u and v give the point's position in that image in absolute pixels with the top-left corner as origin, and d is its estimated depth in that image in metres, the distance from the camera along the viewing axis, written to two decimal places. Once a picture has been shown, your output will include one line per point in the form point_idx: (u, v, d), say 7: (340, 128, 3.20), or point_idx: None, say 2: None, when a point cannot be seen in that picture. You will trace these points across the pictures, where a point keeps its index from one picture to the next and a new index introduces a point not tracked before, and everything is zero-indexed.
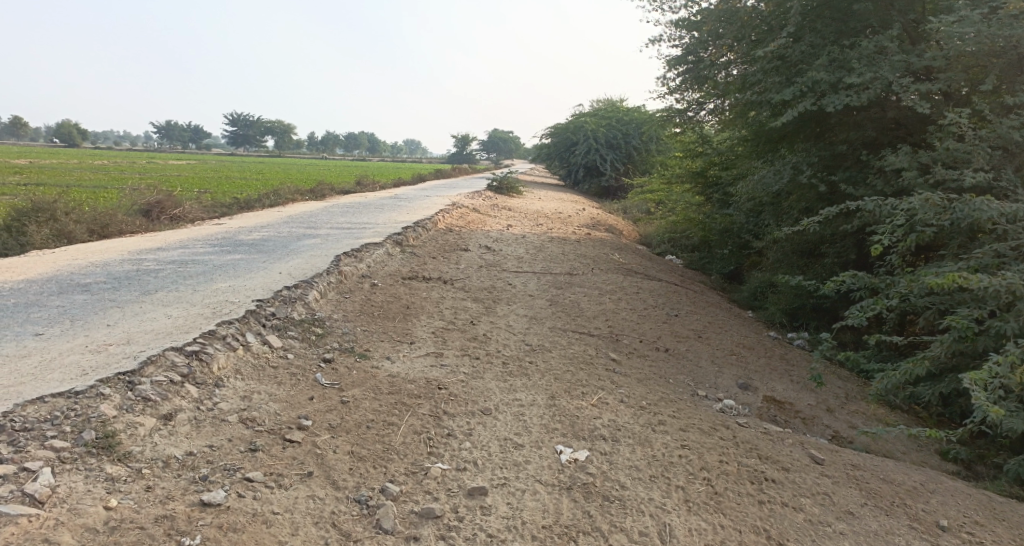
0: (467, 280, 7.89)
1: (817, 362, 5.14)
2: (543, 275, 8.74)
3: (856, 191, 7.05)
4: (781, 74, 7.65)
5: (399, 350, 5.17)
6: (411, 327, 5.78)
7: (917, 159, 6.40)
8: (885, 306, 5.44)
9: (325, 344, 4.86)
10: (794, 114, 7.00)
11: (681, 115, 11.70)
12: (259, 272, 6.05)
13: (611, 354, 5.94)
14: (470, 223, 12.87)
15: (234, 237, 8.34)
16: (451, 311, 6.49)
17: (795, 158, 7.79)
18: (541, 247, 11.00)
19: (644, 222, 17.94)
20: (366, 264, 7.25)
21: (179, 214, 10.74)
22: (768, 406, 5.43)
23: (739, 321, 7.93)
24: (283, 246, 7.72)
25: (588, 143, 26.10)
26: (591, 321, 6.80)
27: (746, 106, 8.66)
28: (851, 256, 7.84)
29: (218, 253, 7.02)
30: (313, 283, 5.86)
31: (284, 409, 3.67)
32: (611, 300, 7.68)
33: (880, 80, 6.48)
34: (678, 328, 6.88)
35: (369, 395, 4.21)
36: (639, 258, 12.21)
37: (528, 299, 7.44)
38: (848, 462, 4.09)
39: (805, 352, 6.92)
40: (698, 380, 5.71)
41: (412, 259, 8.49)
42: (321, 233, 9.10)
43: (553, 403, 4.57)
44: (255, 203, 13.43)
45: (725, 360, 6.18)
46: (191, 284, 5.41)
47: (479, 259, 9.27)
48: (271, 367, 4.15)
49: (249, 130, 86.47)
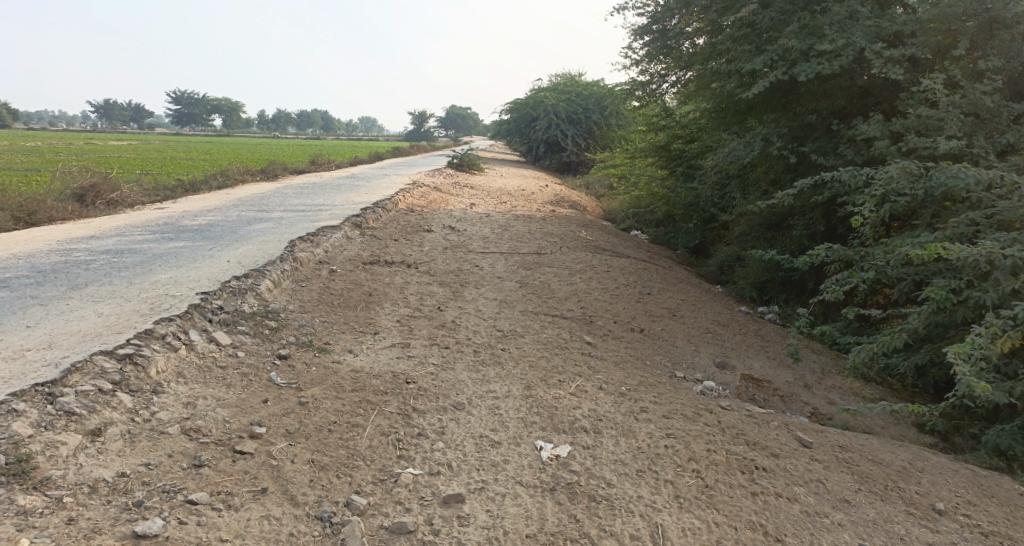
0: (431, 263, 7.53)
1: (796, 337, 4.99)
2: (511, 255, 8.44)
3: (827, 162, 6.93)
4: (750, 41, 7.42)
5: (363, 342, 4.82)
6: (375, 316, 5.43)
7: (889, 128, 6.29)
8: (862, 279, 5.31)
9: (280, 339, 4.46)
10: (764, 83, 6.81)
11: (643, 88, 11.49)
12: (205, 261, 5.59)
13: (586, 337, 5.70)
14: (432, 202, 12.45)
15: (178, 222, 7.76)
16: (417, 298, 6.14)
17: (765, 130, 7.62)
18: (506, 226, 10.69)
19: (607, 198, 17.72)
20: (323, 249, 6.82)
21: (117, 199, 10.03)
22: (746, 384, 5.28)
23: (711, 298, 7.79)
24: (233, 232, 7.22)
25: (548, 118, 25.67)
26: (563, 303, 6.55)
27: (712, 76, 8.46)
28: (820, 228, 7.76)
29: (160, 241, 6.49)
30: (265, 272, 5.43)
31: (234, 416, 3.30)
32: (582, 280, 7.43)
33: (851, 46, 6.30)
34: (651, 307, 6.68)
35: (330, 394, 3.87)
36: (606, 235, 12.01)
37: (496, 281, 7.13)
38: (836, 444, 3.95)
39: (778, 328, 6.82)
40: (676, 361, 5.52)
41: (372, 241, 8.07)
42: (274, 217, 8.57)
43: (529, 394, 4.30)
44: (201, 186, 12.68)
45: (701, 339, 6.01)
46: (127, 276, 4.92)
47: (443, 240, 8.90)
48: (219, 367, 3.76)
49: (196, 109, 82.99)
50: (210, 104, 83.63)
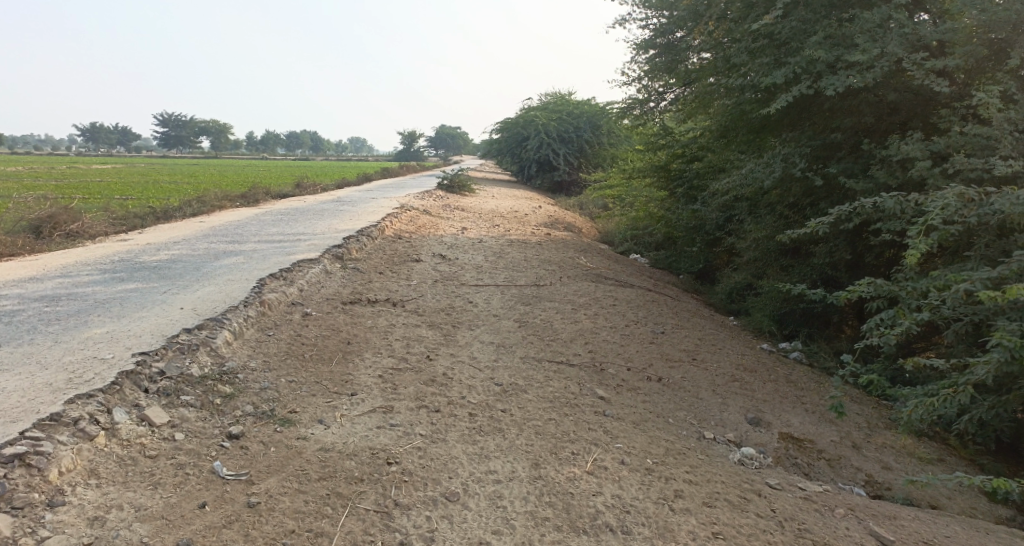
0: (420, 300, 6.76)
1: (840, 390, 4.23)
2: (507, 288, 7.70)
3: (856, 185, 6.27)
4: (769, 54, 6.77)
5: (336, 409, 4.02)
6: (352, 372, 4.62)
7: (929, 147, 5.65)
8: (914, 320, 4.54)
9: (234, 410, 3.67)
10: (785, 100, 6.18)
11: (641, 106, 10.95)
12: (153, 309, 4.81)
13: (597, 391, 4.93)
14: (421, 227, 11.73)
15: (135, 258, 6.99)
16: (402, 345, 5.35)
17: (784, 150, 6.97)
18: (501, 253, 9.97)
19: (603, 219, 17.07)
20: (297, 288, 6.06)
21: (77, 229, 9.24)
22: (786, 445, 4.54)
23: (729, 334, 7.06)
24: (195, 269, 6.44)
25: (540, 138, 25.09)
26: (568, 346, 5.79)
27: (723, 92, 7.84)
28: (845, 256, 7.08)
29: (108, 282, 5.72)
30: (224, 321, 4.65)
31: (155, 536, 2.53)
32: (587, 317, 6.67)
33: (887, 56, 5.69)
34: (668, 350, 5.93)
35: (291, 486, 3.07)
36: (606, 260, 11.31)
37: (492, 321, 6.37)
38: (918, 537, 3.20)
39: (808, 370, 6.09)
40: (701, 419, 4.77)
41: (354, 275, 7.33)
42: (246, 248, 7.82)
43: (537, 475, 3.53)
44: (175, 213, 11.92)
45: (728, 388, 5.26)
46: (53, 332, 4.15)
47: (433, 272, 8.15)
48: (146, 459, 2.98)
49: (182, 131, 82.16)
50: (197, 126, 83.00)
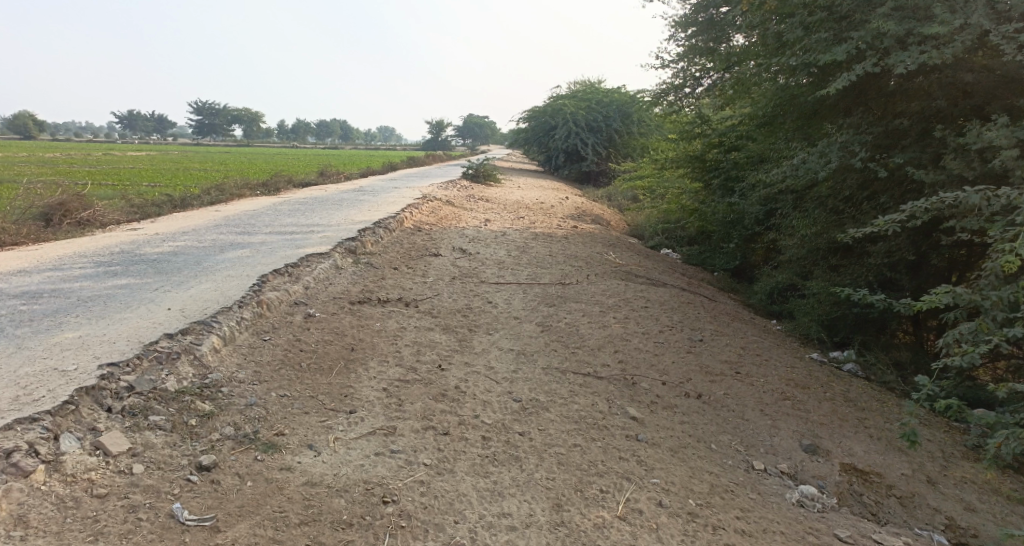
0: (435, 299, 6.23)
1: (913, 417, 3.53)
2: (530, 286, 7.14)
3: (924, 178, 5.56)
4: (828, 29, 6.06)
5: (331, 431, 3.51)
6: (353, 386, 4.12)
7: (1016, 135, 4.92)
8: (1005, 336, 3.80)
9: (211, 433, 3.19)
10: (844, 81, 5.49)
11: (676, 92, 10.39)
12: (137, 309, 4.38)
13: (629, 410, 4.35)
14: (443, 219, 11.22)
15: (137, 250, 6.60)
16: (412, 352, 4.84)
17: (841, 138, 6.26)
18: (525, 247, 9.41)
19: (632, 211, 16.34)
20: (303, 286, 5.60)
21: (88, 218, 8.93)
22: (849, 480, 3.92)
23: (774, 342, 6.40)
24: (196, 263, 6.02)
25: (568, 127, 24.38)
26: (596, 356, 5.21)
27: (770, 74, 7.13)
28: (908, 257, 6.35)
29: (99, 277, 5.32)
30: (213, 324, 4.18)
31: None
32: (617, 321, 6.07)
33: (972, 30, 4.96)
34: (708, 362, 5.30)
35: (266, 533, 2.58)
36: (636, 256, 10.67)
37: (512, 324, 5.82)
38: None
39: (867, 387, 5.42)
40: (749, 445, 4.16)
41: (367, 271, 6.84)
42: (255, 240, 7.40)
43: (560, 521, 2.98)
44: (192, 201, 11.63)
45: (778, 408, 4.62)
46: (19, 337, 3.73)
47: (451, 268, 7.62)
48: (92, 499, 2.54)
49: (213, 119, 83.01)
50: (228, 114, 83.83)
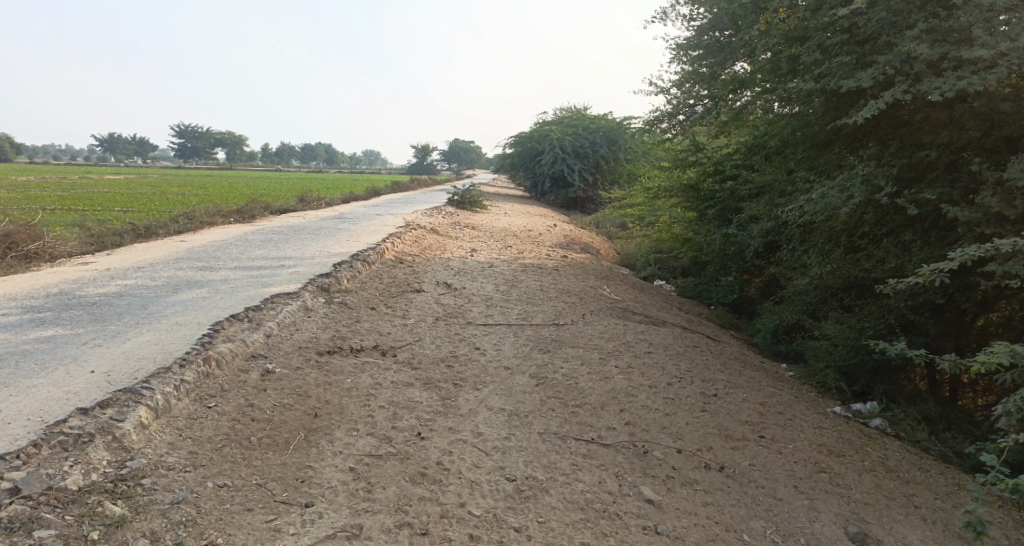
0: (415, 346, 5.54)
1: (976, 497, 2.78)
2: (521, 328, 6.46)
3: (959, 214, 5.02)
4: (849, 52, 5.59)
5: (280, 537, 2.79)
6: (314, 465, 3.39)
7: None
8: None
9: None
10: (871, 108, 4.99)
11: (670, 119, 9.92)
12: (53, 373, 3.66)
13: (644, 490, 3.67)
14: (426, 249, 10.54)
15: (79, 290, 5.84)
16: (387, 415, 4.13)
17: (863, 169, 5.74)
18: (514, 281, 8.76)
19: (622, 240, 15.79)
20: (263, 334, 4.88)
21: (38, 251, 8.16)
22: None
23: (792, 393, 5.77)
24: (143, 307, 5.28)
25: (553, 153, 23.92)
26: (601, 417, 4.52)
27: (781, 99, 6.63)
28: (936, 299, 5.79)
29: (22, 327, 4.57)
30: (142, 394, 3.47)
31: None
32: (619, 372, 5.41)
33: (1014, 52, 4.49)
34: (727, 423, 4.64)
35: None
36: (631, 289, 10.06)
37: (503, 376, 5.13)
38: None
39: (904, 450, 4.80)
40: (787, 535, 3.51)
41: (340, 312, 6.14)
42: (216, 278, 6.67)
43: None
44: (158, 231, 10.86)
45: (814, 484, 3.98)
46: None
47: (434, 306, 6.93)
48: None
49: (195, 142, 81.99)
50: (211, 137, 82.95)
